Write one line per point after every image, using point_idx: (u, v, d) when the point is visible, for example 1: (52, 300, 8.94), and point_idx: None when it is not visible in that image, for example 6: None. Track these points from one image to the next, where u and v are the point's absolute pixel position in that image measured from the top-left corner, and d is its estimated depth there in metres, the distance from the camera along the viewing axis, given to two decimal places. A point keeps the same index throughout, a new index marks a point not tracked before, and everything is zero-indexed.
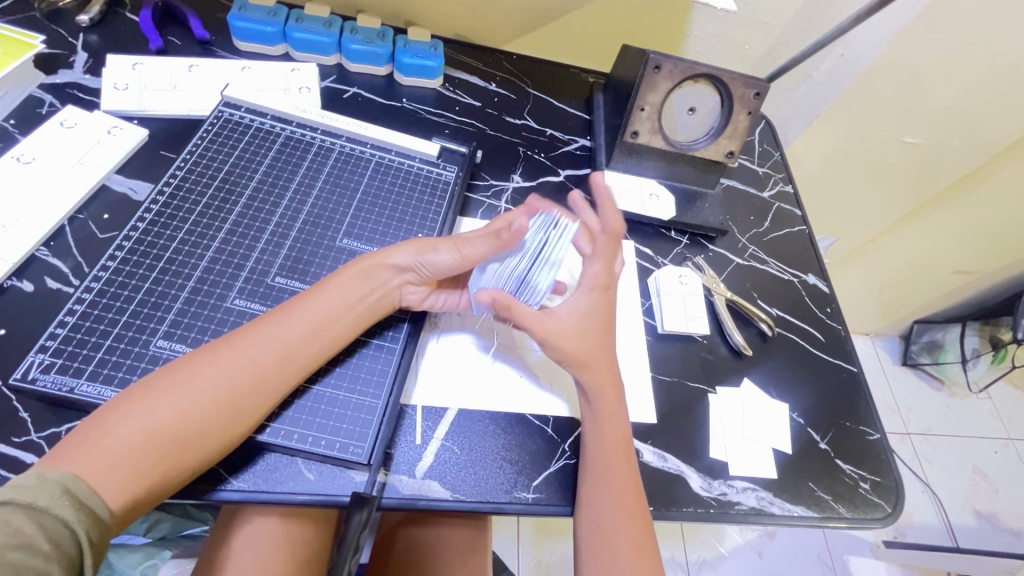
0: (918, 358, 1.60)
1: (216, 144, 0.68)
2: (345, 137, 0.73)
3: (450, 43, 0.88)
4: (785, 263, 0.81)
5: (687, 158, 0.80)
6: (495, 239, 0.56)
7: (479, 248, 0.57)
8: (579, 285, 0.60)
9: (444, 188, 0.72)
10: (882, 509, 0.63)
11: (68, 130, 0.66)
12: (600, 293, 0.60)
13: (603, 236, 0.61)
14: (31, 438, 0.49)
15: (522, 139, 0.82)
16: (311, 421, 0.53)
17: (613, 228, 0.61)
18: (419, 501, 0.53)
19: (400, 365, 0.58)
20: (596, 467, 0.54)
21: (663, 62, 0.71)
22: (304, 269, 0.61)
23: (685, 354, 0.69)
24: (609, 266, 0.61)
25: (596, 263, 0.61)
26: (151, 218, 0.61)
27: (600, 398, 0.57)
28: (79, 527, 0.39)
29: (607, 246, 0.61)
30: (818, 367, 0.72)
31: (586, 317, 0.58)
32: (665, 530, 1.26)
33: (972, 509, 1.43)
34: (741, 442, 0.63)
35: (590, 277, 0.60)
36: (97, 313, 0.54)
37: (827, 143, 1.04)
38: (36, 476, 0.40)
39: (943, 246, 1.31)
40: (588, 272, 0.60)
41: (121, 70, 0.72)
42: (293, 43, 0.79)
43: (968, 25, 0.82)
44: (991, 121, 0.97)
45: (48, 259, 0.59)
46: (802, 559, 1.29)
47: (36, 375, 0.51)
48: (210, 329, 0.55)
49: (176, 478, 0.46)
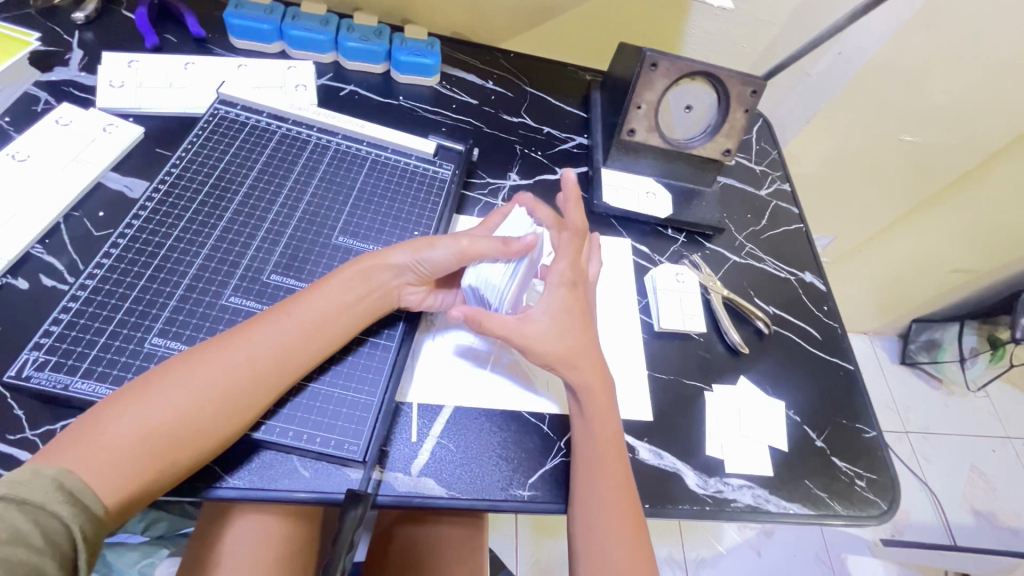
0: (917, 356, 1.60)
1: (211, 141, 0.68)
2: (341, 135, 0.73)
3: (447, 41, 0.88)
4: (782, 261, 0.81)
5: (684, 156, 0.79)
6: (501, 245, 0.57)
7: (483, 244, 0.57)
8: (548, 282, 0.59)
9: (441, 185, 0.72)
10: (878, 507, 0.63)
11: (64, 128, 0.66)
12: (569, 289, 0.59)
13: (567, 232, 0.61)
14: (25, 435, 0.49)
15: (519, 137, 0.82)
16: (307, 418, 0.53)
17: (577, 225, 0.61)
18: (414, 498, 0.53)
19: (396, 363, 0.58)
20: (587, 467, 0.54)
21: (660, 59, 0.71)
22: (300, 267, 0.61)
23: (681, 351, 0.69)
24: (575, 264, 0.61)
25: (563, 260, 0.60)
26: (147, 216, 0.61)
27: (590, 399, 0.57)
28: (74, 524, 0.39)
29: (571, 242, 0.61)
30: (814, 365, 0.72)
31: (560, 316, 0.58)
32: (663, 528, 1.26)
33: (970, 507, 1.43)
34: (737, 440, 0.63)
35: (557, 272, 0.59)
36: (92, 311, 0.54)
37: (825, 141, 1.04)
38: (30, 471, 0.40)
39: (941, 245, 1.31)
40: (556, 269, 0.59)
41: (117, 68, 0.72)
42: (290, 41, 0.79)
43: (965, 23, 0.82)
44: (989, 120, 0.97)
45: (44, 257, 0.59)
46: (800, 557, 1.29)
47: (31, 373, 0.50)
48: (206, 326, 0.55)
49: (171, 476, 0.46)
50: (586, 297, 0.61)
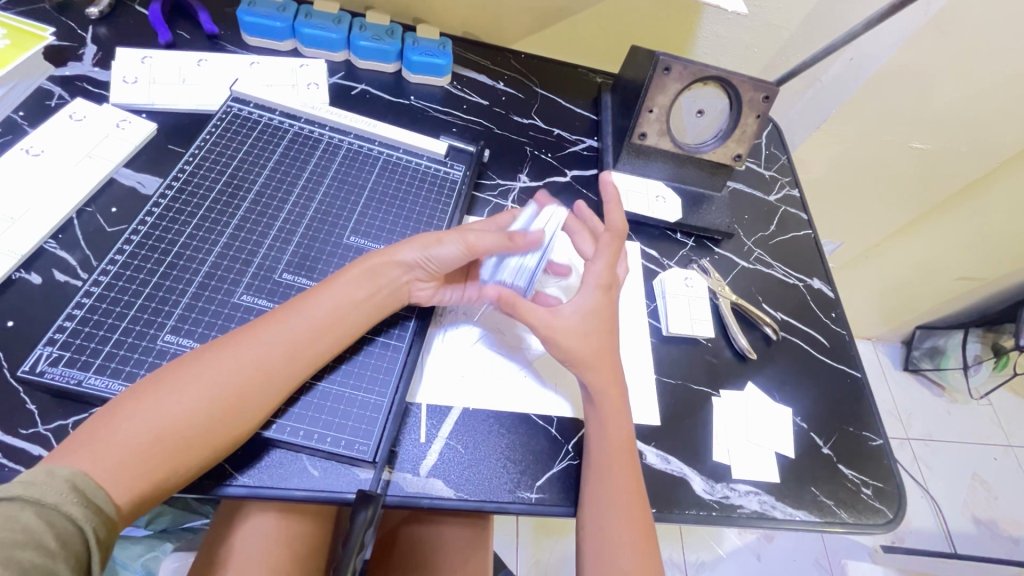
0: (920, 363, 1.59)
1: (225, 138, 0.68)
2: (354, 134, 0.73)
3: (458, 41, 0.88)
4: (790, 267, 0.81)
5: (695, 160, 0.79)
6: (507, 241, 0.57)
7: (485, 240, 0.57)
8: (584, 283, 0.60)
9: (452, 186, 0.72)
10: (883, 515, 0.63)
11: (77, 123, 0.66)
12: (604, 291, 0.60)
13: (607, 235, 0.62)
14: (37, 430, 0.49)
15: (530, 138, 0.82)
16: (318, 417, 0.53)
17: (618, 228, 0.62)
18: (423, 500, 0.53)
19: (406, 362, 0.58)
20: (599, 469, 0.54)
21: (673, 63, 0.71)
22: (312, 266, 0.61)
23: (689, 357, 0.69)
24: (613, 265, 0.61)
25: (602, 261, 0.61)
26: (160, 213, 0.61)
27: (605, 401, 0.57)
28: (86, 524, 0.39)
29: (612, 243, 0.62)
30: (821, 371, 0.72)
31: (589, 316, 0.59)
32: (664, 530, 1.26)
33: (971, 515, 1.43)
34: (744, 445, 0.63)
35: (594, 274, 0.60)
36: (105, 307, 0.54)
37: (835, 147, 1.04)
38: (45, 472, 0.40)
39: (947, 253, 1.31)
40: (594, 270, 0.60)
41: (131, 63, 0.73)
42: (302, 38, 0.79)
43: (979, 30, 0.81)
44: (998, 130, 0.96)
45: (56, 252, 0.59)
46: (801, 562, 1.29)
47: (45, 368, 0.51)
48: (218, 325, 0.56)
49: (184, 475, 0.46)
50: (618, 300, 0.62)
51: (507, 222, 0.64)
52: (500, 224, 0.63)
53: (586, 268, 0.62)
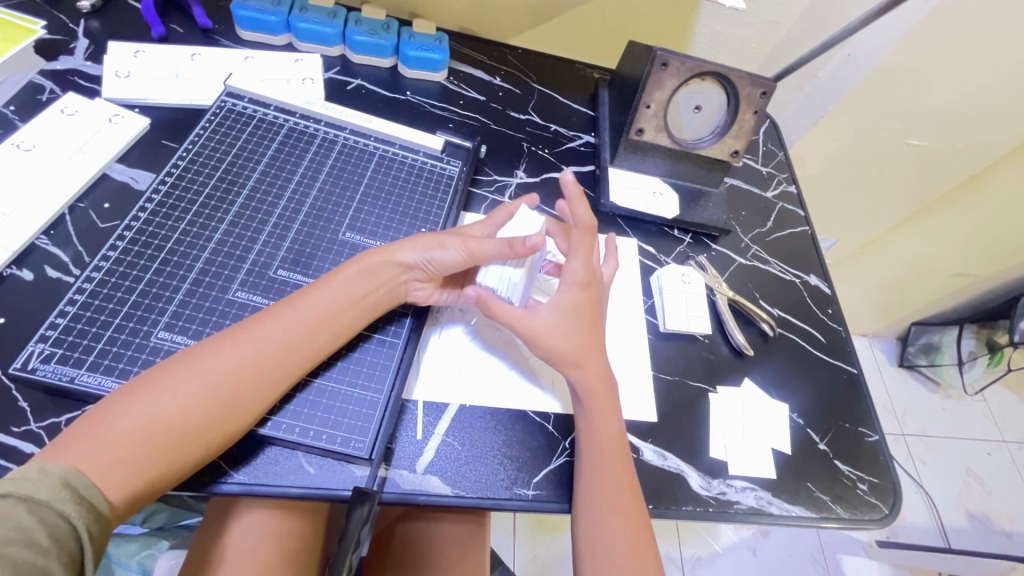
0: (915, 359, 1.60)
1: (219, 134, 0.67)
2: (349, 130, 0.72)
3: (454, 36, 0.88)
4: (788, 263, 0.81)
5: (692, 156, 0.79)
6: (507, 248, 0.55)
7: (489, 248, 0.57)
8: (561, 281, 0.59)
9: (448, 182, 0.72)
10: (879, 510, 0.63)
11: (69, 118, 0.66)
12: (582, 289, 0.59)
13: (576, 231, 0.60)
14: (30, 428, 0.49)
15: (527, 134, 0.82)
16: (313, 414, 0.53)
17: (585, 223, 0.61)
18: (419, 496, 0.53)
19: (402, 360, 0.58)
20: (590, 465, 0.54)
21: (670, 59, 0.70)
22: (307, 262, 0.61)
23: (687, 353, 0.69)
24: (589, 261, 0.61)
25: (578, 259, 0.60)
26: (153, 209, 0.60)
27: (591, 398, 0.57)
28: (80, 522, 0.39)
29: (583, 240, 0.60)
30: (817, 367, 0.72)
31: (568, 314, 0.58)
32: (661, 526, 1.26)
33: (965, 510, 1.44)
34: (740, 442, 0.63)
35: (568, 271, 0.59)
36: (97, 304, 0.54)
37: (832, 143, 1.04)
38: (38, 469, 0.39)
39: (943, 249, 1.31)
40: (571, 268, 0.59)
41: (124, 58, 0.72)
42: (297, 33, 0.78)
43: (975, 26, 0.81)
44: (994, 126, 0.97)
45: (49, 248, 0.58)
46: (796, 558, 1.29)
47: (36, 365, 0.50)
48: (212, 321, 0.55)
49: (177, 472, 0.45)
50: (597, 296, 0.61)
51: (503, 220, 0.62)
52: (496, 223, 0.62)
53: (563, 267, 0.61)
